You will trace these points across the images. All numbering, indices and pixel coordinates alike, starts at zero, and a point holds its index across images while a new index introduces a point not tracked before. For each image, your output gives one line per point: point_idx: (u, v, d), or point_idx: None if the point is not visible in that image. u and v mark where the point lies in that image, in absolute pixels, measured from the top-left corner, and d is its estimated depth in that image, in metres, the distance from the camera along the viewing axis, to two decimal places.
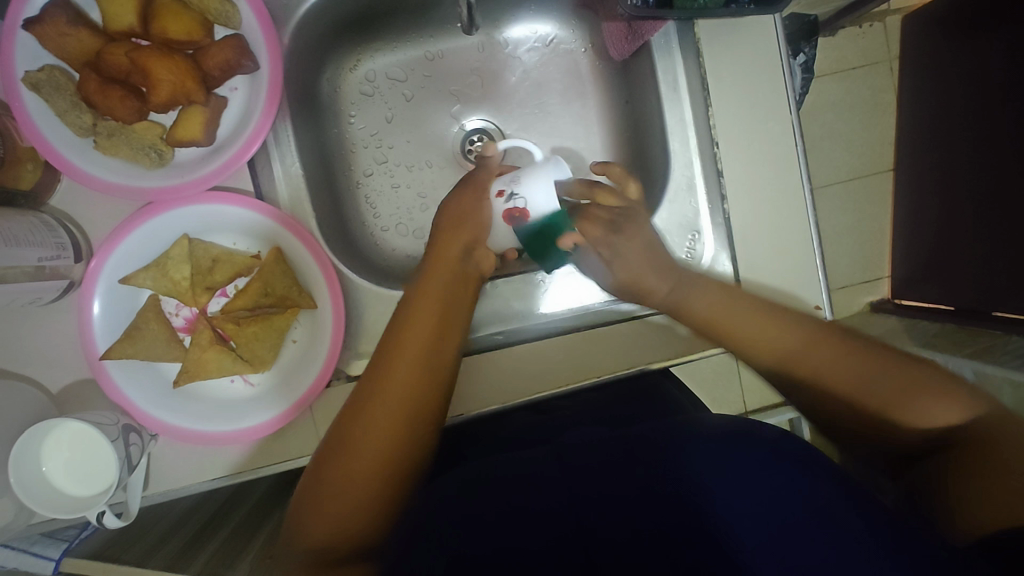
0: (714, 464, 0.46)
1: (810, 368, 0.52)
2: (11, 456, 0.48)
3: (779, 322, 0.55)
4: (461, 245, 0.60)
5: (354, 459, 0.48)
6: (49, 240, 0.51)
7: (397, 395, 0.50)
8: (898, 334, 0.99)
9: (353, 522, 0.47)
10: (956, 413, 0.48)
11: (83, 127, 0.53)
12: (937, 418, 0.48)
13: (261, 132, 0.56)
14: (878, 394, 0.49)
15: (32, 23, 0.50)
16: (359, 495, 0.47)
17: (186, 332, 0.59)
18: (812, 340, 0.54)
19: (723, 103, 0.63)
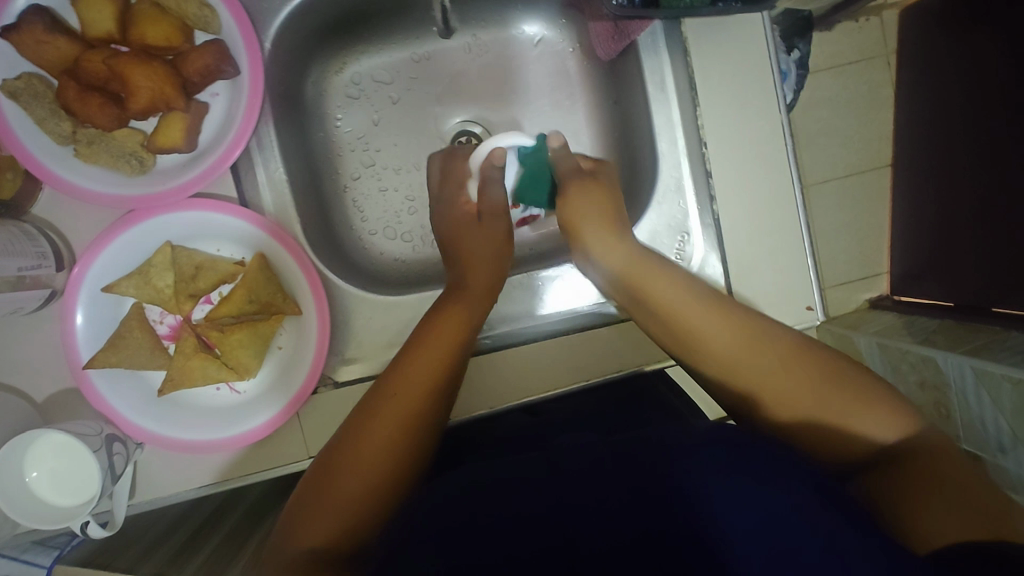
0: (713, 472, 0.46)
1: (755, 372, 0.50)
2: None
3: (726, 324, 0.52)
4: (485, 257, 0.62)
5: (359, 459, 0.47)
6: (29, 249, 0.51)
7: (407, 399, 0.50)
8: (894, 329, 0.96)
9: (348, 522, 0.46)
10: (893, 431, 0.46)
11: (62, 136, 0.52)
12: (873, 433, 0.46)
13: (242, 138, 0.55)
14: (820, 405, 0.47)
15: (9, 31, 0.49)
16: (359, 494, 0.47)
17: (171, 340, 0.59)
18: (758, 346, 0.51)
19: (711, 102, 0.62)
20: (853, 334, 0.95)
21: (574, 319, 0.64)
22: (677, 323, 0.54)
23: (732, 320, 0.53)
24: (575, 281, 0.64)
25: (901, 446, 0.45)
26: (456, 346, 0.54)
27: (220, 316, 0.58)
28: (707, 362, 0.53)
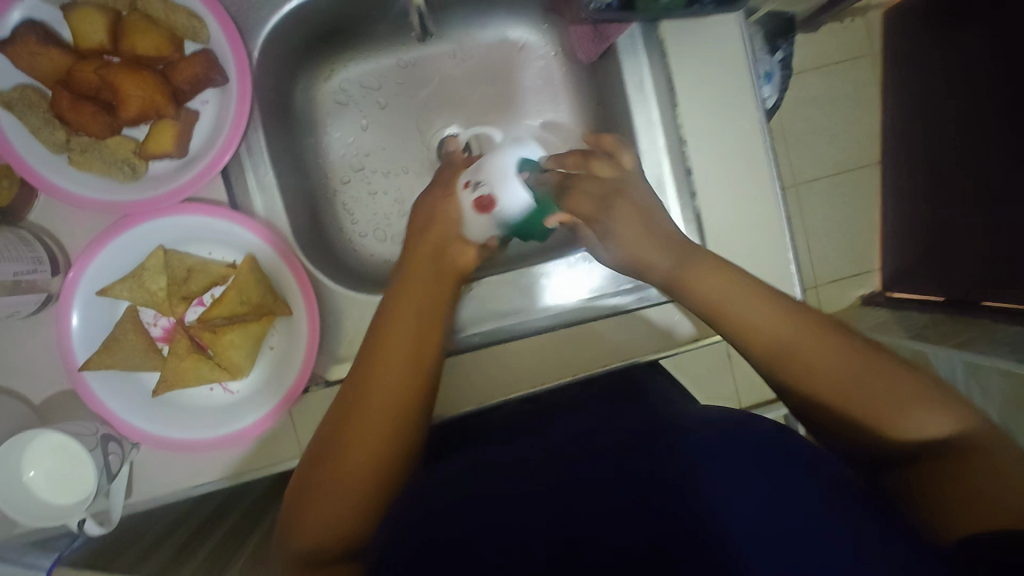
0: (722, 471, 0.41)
1: (802, 359, 0.48)
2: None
3: (778, 313, 0.50)
4: (433, 246, 0.61)
5: (348, 461, 0.48)
6: (25, 254, 0.53)
7: (387, 395, 0.51)
8: (886, 327, 1.00)
9: (346, 522, 0.47)
10: (949, 424, 0.45)
11: (57, 144, 0.54)
12: (924, 429, 0.45)
13: (231, 145, 0.57)
14: (876, 401, 0.46)
15: (5, 44, 0.51)
16: (354, 496, 0.47)
17: (164, 341, 0.61)
18: (811, 334, 0.49)
19: (690, 101, 0.63)
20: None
21: (564, 313, 0.65)
22: (718, 306, 0.52)
23: (787, 308, 0.51)
24: (563, 277, 0.66)
25: (953, 439, 0.44)
26: (423, 338, 0.54)
27: (212, 317, 0.59)
28: (754, 346, 0.51)
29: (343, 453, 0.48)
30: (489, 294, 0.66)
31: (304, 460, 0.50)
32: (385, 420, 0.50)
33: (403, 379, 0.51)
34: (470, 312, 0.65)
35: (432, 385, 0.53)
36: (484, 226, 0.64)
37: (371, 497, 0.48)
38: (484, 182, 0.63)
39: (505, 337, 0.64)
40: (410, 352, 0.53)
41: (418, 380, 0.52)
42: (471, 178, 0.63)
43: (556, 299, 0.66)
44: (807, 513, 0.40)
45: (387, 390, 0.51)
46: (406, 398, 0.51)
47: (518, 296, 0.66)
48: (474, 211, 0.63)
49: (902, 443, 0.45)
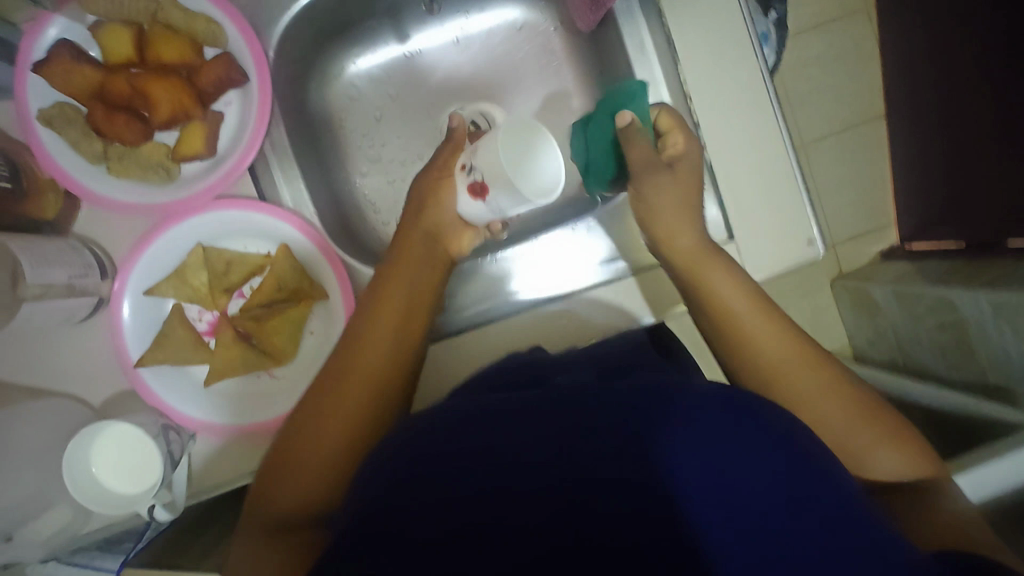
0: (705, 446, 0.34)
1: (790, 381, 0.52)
2: (65, 458, 0.51)
3: (778, 332, 0.55)
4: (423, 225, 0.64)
5: (330, 427, 0.49)
6: (76, 260, 0.56)
7: (369, 369, 0.53)
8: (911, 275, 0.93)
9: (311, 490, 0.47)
10: (916, 471, 0.48)
11: (96, 154, 0.57)
12: (893, 469, 0.48)
13: (256, 141, 0.60)
14: (858, 429, 0.49)
15: (41, 65, 0.54)
16: (328, 464, 0.48)
17: (210, 335, 0.63)
18: (807, 359, 0.53)
19: (691, 57, 0.65)
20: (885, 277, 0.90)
21: (569, 282, 0.68)
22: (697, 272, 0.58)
23: (787, 327, 0.55)
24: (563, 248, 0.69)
25: (918, 482, 0.48)
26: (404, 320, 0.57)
27: (253, 307, 0.62)
28: (752, 363, 0.54)
29: (327, 420, 0.50)
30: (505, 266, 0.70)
31: (285, 431, 0.51)
32: (367, 391, 0.52)
33: (389, 354, 0.54)
34: (481, 289, 0.70)
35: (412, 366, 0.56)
36: (479, 210, 0.60)
37: (343, 463, 0.48)
38: (476, 167, 0.57)
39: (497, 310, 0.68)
40: (397, 331, 0.56)
41: (404, 359, 0.55)
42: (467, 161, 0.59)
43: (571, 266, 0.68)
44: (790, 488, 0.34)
45: (375, 365, 0.53)
46: (389, 374, 0.54)
47: (535, 266, 0.69)
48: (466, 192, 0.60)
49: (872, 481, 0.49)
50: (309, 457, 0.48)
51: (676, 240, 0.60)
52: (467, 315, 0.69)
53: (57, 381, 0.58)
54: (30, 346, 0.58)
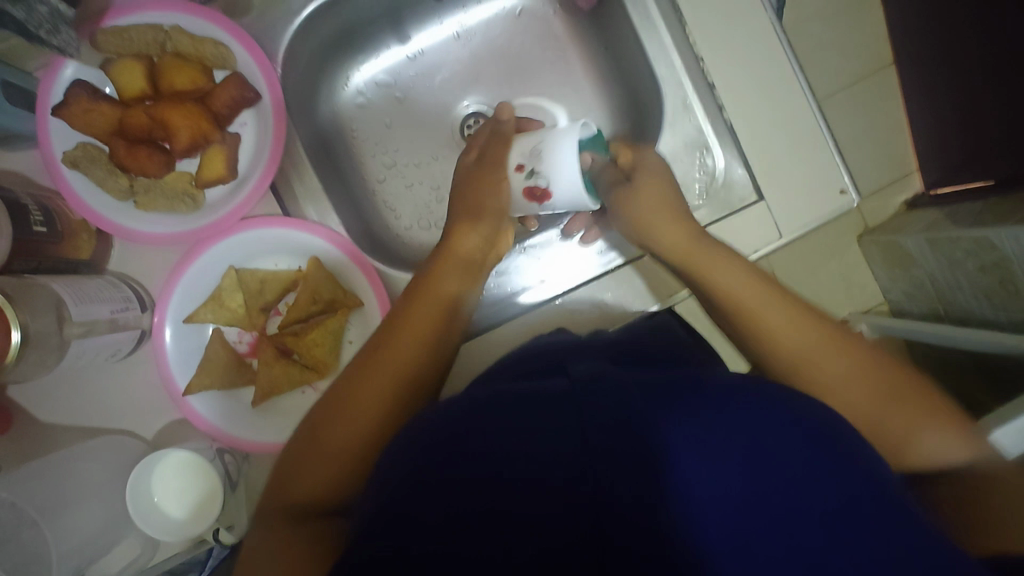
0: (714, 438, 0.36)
1: (822, 367, 0.50)
2: (129, 487, 0.52)
3: (796, 319, 0.53)
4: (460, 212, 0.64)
5: (353, 415, 0.49)
6: (116, 296, 0.56)
7: (404, 359, 0.53)
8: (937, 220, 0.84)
9: (337, 476, 0.47)
10: (957, 454, 0.46)
11: (122, 190, 0.58)
12: (933, 451, 0.46)
13: (275, 157, 0.60)
14: (891, 414, 0.47)
15: (61, 107, 0.55)
16: (348, 453, 0.48)
17: (253, 355, 0.64)
18: (825, 346, 0.51)
19: (697, 18, 0.64)
20: (900, 237, 0.85)
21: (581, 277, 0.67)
22: (700, 269, 0.57)
23: (796, 307, 0.53)
24: (574, 249, 0.69)
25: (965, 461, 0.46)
26: (440, 313, 0.57)
27: (290, 323, 0.63)
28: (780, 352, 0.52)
29: (352, 407, 0.50)
30: (521, 259, 0.69)
31: (311, 416, 0.51)
32: (395, 383, 0.51)
33: (417, 347, 0.54)
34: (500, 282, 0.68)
35: (438, 363, 0.55)
36: (530, 207, 0.63)
37: (366, 455, 0.48)
38: (541, 173, 0.58)
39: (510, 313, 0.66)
40: (427, 325, 0.55)
41: (433, 355, 0.55)
42: (526, 163, 0.59)
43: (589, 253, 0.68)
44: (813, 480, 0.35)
45: (404, 358, 0.53)
46: (417, 367, 0.53)
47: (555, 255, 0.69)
48: (523, 195, 0.61)
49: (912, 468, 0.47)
50: (331, 442, 0.48)
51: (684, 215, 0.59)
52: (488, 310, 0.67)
53: (109, 418, 0.60)
54: (79, 385, 0.59)
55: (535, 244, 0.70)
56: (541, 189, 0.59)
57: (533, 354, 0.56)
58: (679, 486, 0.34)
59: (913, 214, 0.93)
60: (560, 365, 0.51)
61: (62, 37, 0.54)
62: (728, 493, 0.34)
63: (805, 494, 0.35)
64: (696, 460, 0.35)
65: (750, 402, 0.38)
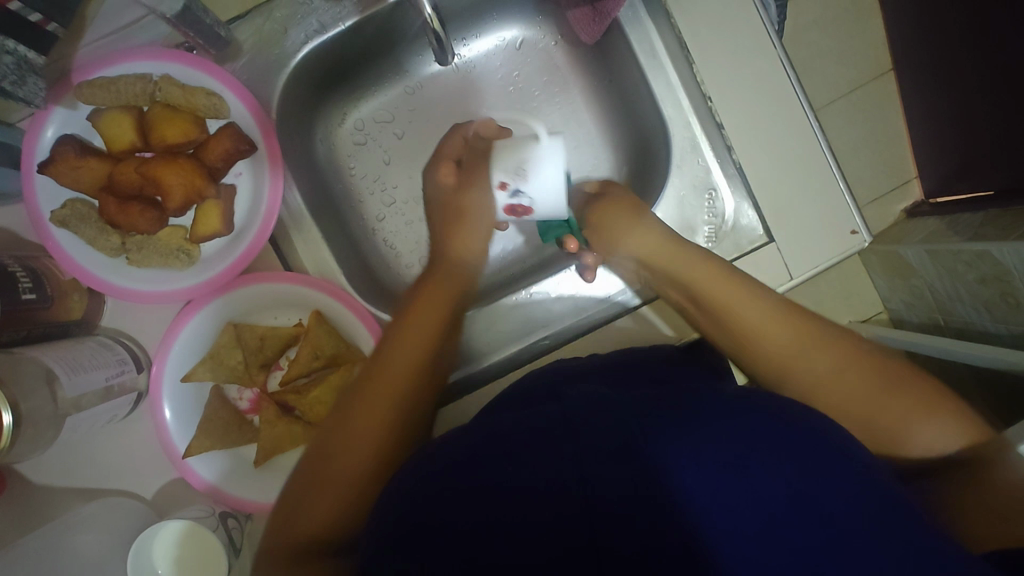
0: (719, 457, 0.38)
1: (799, 369, 0.50)
2: (132, 548, 0.51)
3: (770, 319, 0.53)
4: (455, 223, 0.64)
5: (356, 444, 0.47)
6: (110, 359, 0.54)
7: (403, 381, 0.51)
8: (937, 234, 0.77)
9: (340, 511, 0.44)
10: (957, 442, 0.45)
11: (113, 248, 0.56)
12: (928, 439, 0.45)
13: (273, 210, 0.58)
14: (878, 409, 0.46)
15: (46, 165, 0.53)
16: (353, 485, 0.45)
17: (254, 412, 0.63)
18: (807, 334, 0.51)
19: (705, 57, 0.62)
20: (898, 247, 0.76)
21: (594, 310, 0.66)
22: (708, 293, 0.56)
23: (760, 297, 0.54)
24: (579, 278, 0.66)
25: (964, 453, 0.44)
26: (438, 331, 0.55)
27: (292, 378, 0.62)
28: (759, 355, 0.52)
29: (351, 436, 0.47)
30: (524, 304, 0.66)
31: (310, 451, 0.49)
32: (395, 410, 0.49)
33: (415, 369, 0.52)
34: (506, 329, 0.66)
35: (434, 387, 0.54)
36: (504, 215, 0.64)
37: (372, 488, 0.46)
38: (525, 193, 0.59)
39: (528, 356, 0.65)
40: (423, 345, 0.54)
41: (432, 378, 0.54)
42: (509, 183, 0.59)
43: (594, 293, 0.66)
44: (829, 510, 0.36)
45: (405, 379, 0.51)
46: (415, 391, 0.51)
47: (561, 298, 0.66)
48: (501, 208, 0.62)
49: (909, 456, 0.46)
50: (332, 475, 0.46)
51: (695, 256, 0.58)
52: (499, 357, 0.65)
53: (106, 480, 0.58)
54: (73, 446, 0.57)
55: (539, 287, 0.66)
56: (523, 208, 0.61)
57: (522, 391, 0.54)
58: (697, 509, 0.36)
59: (913, 221, 0.89)
60: (555, 392, 0.49)
61: (27, 88, 0.52)
62: (744, 520, 0.35)
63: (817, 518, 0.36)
64: (715, 484, 0.36)
65: (758, 428, 0.40)
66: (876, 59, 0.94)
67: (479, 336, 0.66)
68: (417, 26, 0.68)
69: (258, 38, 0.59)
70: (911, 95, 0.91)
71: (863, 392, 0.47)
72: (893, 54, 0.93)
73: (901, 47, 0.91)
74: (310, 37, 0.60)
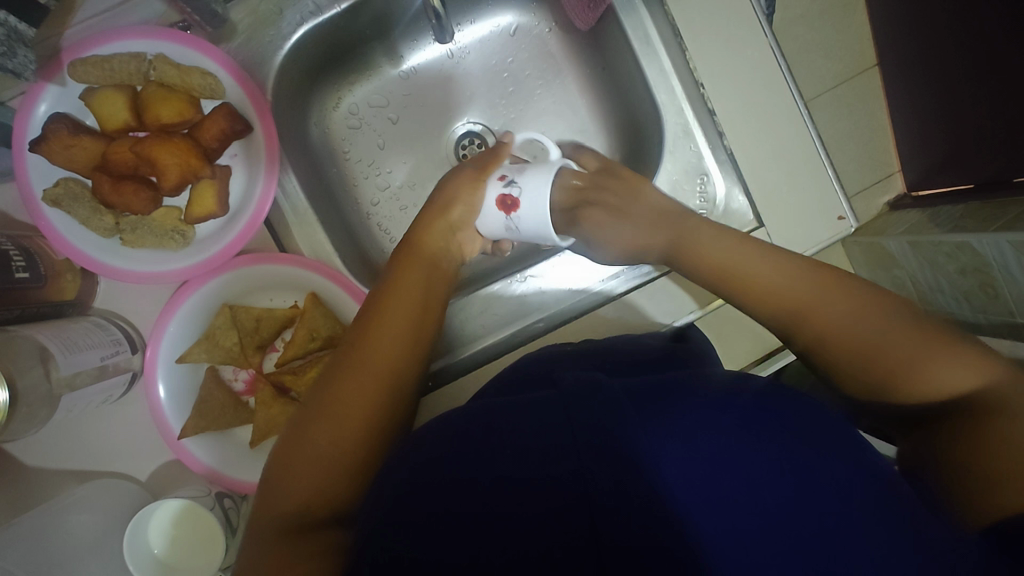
0: (684, 438, 0.39)
1: (813, 315, 0.49)
2: (135, 518, 0.51)
3: (770, 266, 0.53)
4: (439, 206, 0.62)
5: (342, 418, 0.47)
6: (105, 339, 0.54)
7: (384, 356, 0.51)
8: (919, 224, 0.79)
9: (330, 485, 0.45)
10: (971, 381, 0.42)
11: (107, 228, 0.55)
12: (949, 381, 0.43)
13: (269, 193, 0.58)
14: (902, 349, 0.45)
15: (38, 143, 0.52)
16: (340, 461, 0.46)
17: (249, 393, 0.63)
18: (825, 294, 0.49)
19: (699, 44, 0.63)
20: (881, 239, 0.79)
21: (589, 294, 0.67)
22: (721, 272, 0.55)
23: None
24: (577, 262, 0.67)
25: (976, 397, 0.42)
26: (417, 305, 0.55)
27: (288, 359, 0.62)
28: (770, 308, 0.52)
29: (335, 414, 0.47)
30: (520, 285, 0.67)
31: (292, 427, 0.49)
32: (377, 382, 0.49)
33: (398, 344, 0.52)
34: (501, 311, 0.67)
35: (420, 356, 0.53)
36: (498, 223, 0.60)
37: (360, 462, 0.46)
38: (518, 183, 0.58)
39: (522, 339, 0.65)
40: (404, 322, 0.53)
41: (416, 350, 0.53)
42: (510, 175, 0.60)
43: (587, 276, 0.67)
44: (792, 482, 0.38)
45: (387, 353, 0.51)
46: (400, 366, 0.51)
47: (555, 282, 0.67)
48: (495, 206, 0.59)
49: (921, 395, 0.44)
50: (319, 453, 0.46)
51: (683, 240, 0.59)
52: (494, 339, 0.66)
53: (100, 461, 0.58)
54: (65, 427, 0.57)
55: (534, 271, 0.67)
56: (513, 201, 0.58)
57: (518, 375, 0.55)
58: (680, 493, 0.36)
59: (895, 212, 0.91)
60: (550, 377, 0.50)
61: (17, 60, 0.51)
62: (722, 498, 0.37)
63: (796, 499, 0.37)
64: (699, 466, 0.38)
65: (729, 409, 0.41)
66: (862, 53, 0.96)
67: (475, 320, 0.66)
68: (418, 11, 0.69)
69: (253, 18, 0.59)
70: (895, 89, 0.93)
71: (877, 340, 0.46)
72: (878, 48, 0.95)
73: (886, 41, 0.93)
74: (306, 19, 0.60)
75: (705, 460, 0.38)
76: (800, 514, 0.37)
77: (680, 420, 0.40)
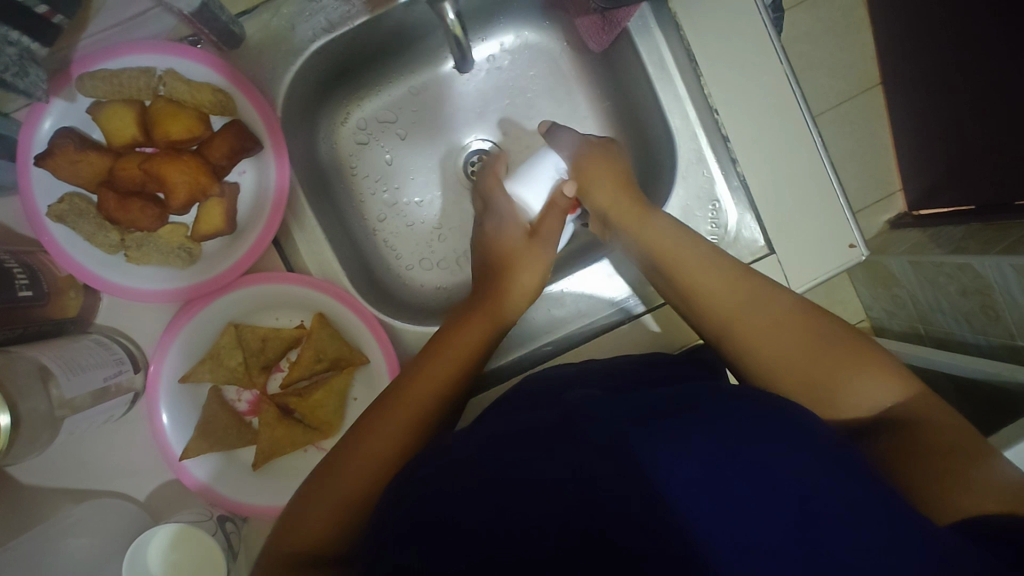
0: (705, 456, 0.36)
1: (744, 323, 0.51)
2: (135, 543, 0.50)
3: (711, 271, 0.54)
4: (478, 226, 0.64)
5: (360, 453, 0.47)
6: (107, 358, 0.53)
7: (416, 397, 0.50)
8: (921, 245, 0.79)
9: (336, 520, 0.44)
10: (889, 396, 0.46)
11: (112, 245, 0.55)
12: (870, 398, 0.46)
13: (279, 211, 0.57)
14: (824, 361, 0.47)
15: (44, 157, 0.51)
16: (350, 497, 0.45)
17: (252, 414, 0.62)
18: (758, 301, 0.52)
19: (714, 70, 0.63)
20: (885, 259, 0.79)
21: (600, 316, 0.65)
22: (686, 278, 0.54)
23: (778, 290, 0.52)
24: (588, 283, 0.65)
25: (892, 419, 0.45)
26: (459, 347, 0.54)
27: (294, 380, 0.61)
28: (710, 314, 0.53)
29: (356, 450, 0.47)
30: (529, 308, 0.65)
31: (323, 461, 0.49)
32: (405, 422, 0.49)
33: (433, 391, 0.51)
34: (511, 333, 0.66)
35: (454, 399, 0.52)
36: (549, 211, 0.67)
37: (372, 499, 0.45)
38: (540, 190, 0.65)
39: (529, 361, 0.64)
40: (444, 374, 0.52)
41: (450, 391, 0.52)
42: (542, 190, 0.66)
43: (599, 297, 0.65)
44: (809, 501, 0.34)
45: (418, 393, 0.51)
46: (430, 417, 0.50)
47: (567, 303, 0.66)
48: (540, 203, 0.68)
49: (845, 411, 0.46)
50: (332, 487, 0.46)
51: None
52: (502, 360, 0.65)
53: (99, 481, 0.56)
54: (64, 446, 0.56)
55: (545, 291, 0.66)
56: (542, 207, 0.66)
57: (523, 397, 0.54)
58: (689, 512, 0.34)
59: (896, 232, 0.91)
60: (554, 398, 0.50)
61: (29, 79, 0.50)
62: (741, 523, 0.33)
63: (816, 522, 0.34)
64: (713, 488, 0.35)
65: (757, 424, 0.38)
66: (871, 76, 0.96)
67: None
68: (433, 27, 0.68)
69: (265, 35, 0.58)
70: (899, 111, 0.93)
71: (799, 351, 0.48)
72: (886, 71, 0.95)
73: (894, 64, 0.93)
74: (318, 35, 0.59)
75: (722, 478, 0.35)
76: (825, 539, 0.33)
77: (703, 437, 0.37)
